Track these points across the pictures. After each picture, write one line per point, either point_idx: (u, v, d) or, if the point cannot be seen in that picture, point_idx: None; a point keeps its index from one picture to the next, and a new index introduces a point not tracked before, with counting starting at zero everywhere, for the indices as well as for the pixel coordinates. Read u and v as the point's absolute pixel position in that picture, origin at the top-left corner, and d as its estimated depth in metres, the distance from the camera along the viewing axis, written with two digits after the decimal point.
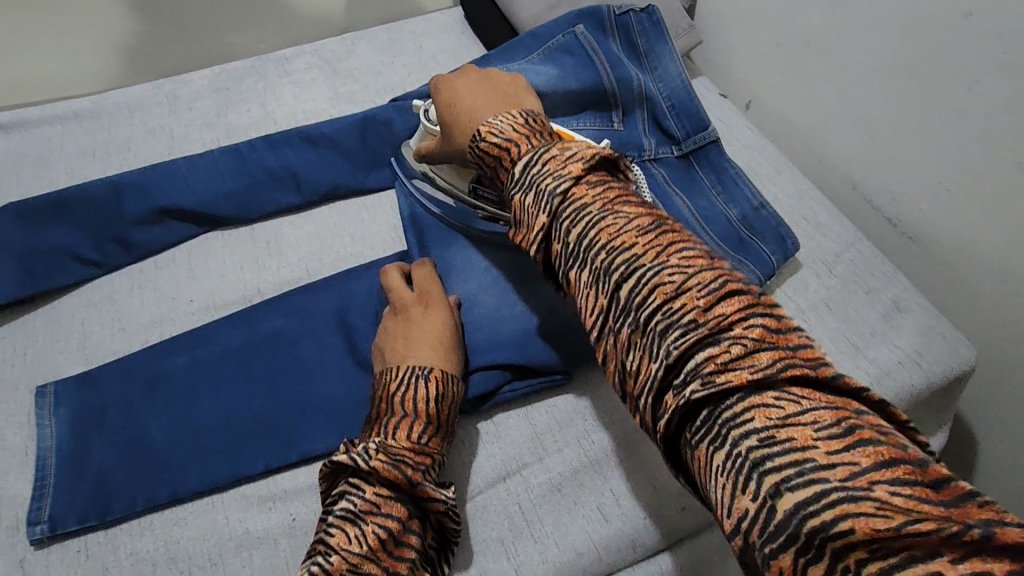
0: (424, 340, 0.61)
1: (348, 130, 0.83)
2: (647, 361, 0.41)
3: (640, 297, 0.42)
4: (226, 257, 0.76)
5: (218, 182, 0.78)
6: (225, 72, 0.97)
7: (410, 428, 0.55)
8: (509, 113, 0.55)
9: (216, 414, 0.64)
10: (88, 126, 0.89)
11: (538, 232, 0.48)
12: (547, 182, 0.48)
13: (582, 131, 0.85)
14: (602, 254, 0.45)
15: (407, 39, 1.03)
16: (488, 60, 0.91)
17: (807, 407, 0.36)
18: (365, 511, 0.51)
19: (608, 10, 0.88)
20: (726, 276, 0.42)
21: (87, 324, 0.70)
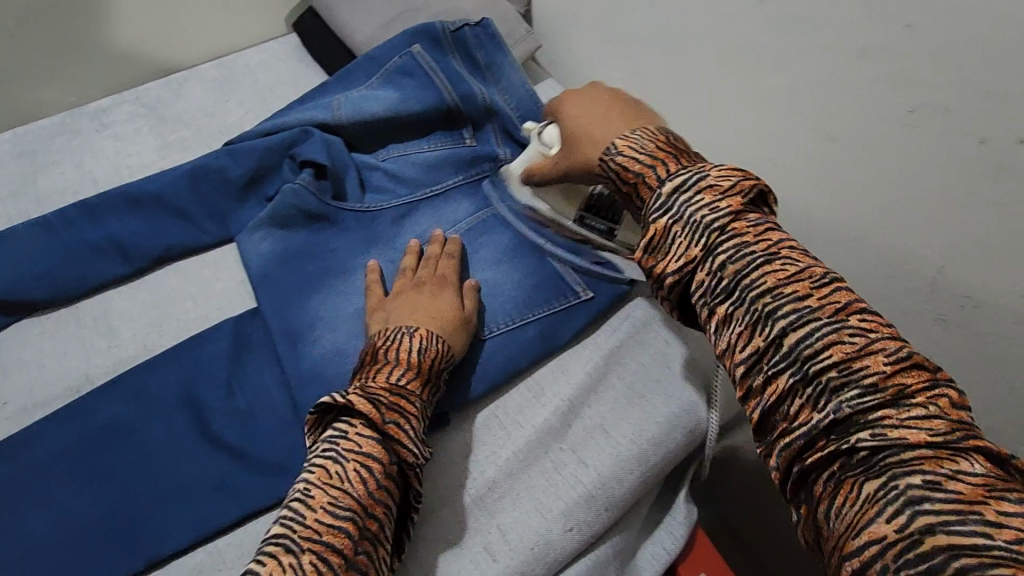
0: (424, 305, 0.65)
1: (176, 184, 0.76)
2: (738, 326, 0.46)
3: (771, 321, 0.45)
4: (47, 345, 0.67)
5: (25, 260, 0.69)
6: (31, 134, 0.86)
7: (391, 372, 0.58)
8: (646, 129, 0.58)
9: (44, 530, 0.57)
10: None
11: (675, 261, 0.50)
12: (704, 215, 0.49)
13: (436, 152, 0.85)
14: (740, 280, 0.47)
15: (242, 75, 0.97)
16: (325, 88, 0.87)
17: (851, 337, 0.43)
18: (349, 450, 0.51)
19: (441, 26, 0.86)
20: (848, 306, 0.44)
21: None
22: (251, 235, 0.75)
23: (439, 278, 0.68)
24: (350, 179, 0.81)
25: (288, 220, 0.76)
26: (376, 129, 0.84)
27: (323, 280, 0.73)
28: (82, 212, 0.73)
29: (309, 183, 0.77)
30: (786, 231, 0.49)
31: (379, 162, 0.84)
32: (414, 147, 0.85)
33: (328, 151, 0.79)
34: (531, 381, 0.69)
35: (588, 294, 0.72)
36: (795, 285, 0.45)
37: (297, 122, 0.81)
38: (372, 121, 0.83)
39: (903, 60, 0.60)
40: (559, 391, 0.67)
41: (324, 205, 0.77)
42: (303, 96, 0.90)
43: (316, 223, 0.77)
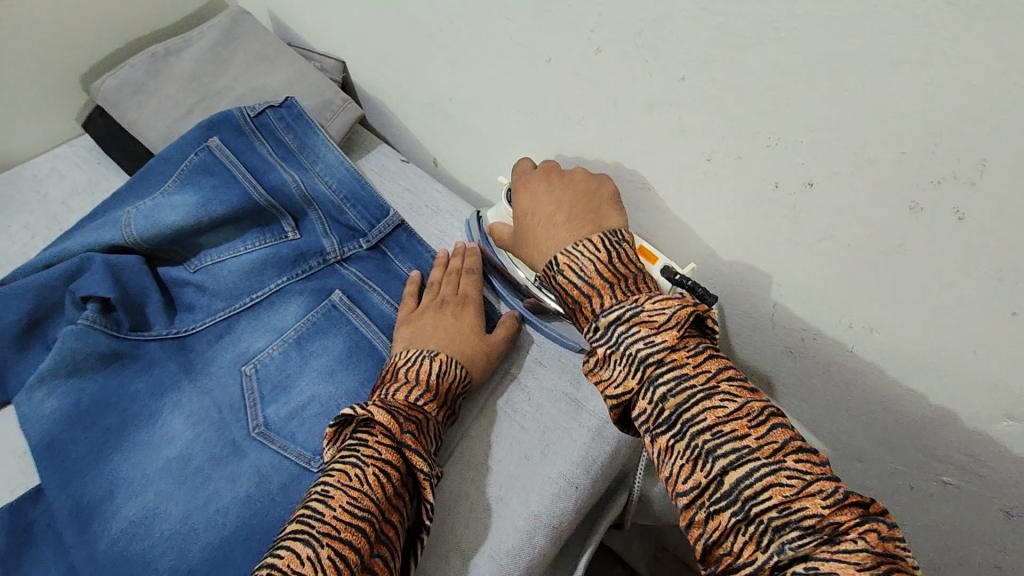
0: (449, 326, 0.68)
1: None
2: (681, 458, 0.47)
3: (710, 459, 0.45)
4: None
5: None
6: None
7: (408, 392, 0.60)
8: (589, 243, 0.58)
9: None
10: None
11: (614, 388, 0.51)
12: (640, 350, 0.50)
13: (253, 253, 0.76)
14: (681, 413, 0.48)
15: (28, 192, 0.86)
16: (111, 202, 0.77)
17: (788, 479, 0.43)
18: (369, 457, 0.52)
19: (239, 113, 0.79)
20: (782, 445, 0.45)
21: None
22: (29, 395, 0.64)
23: (459, 297, 0.71)
24: (152, 305, 0.72)
25: (70, 370, 0.65)
26: (177, 240, 0.74)
27: (123, 434, 0.64)
28: None
29: (95, 321, 0.67)
30: (726, 359, 0.51)
31: (190, 273, 0.75)
32: (230, 250, 0.76)
33: (114, 279, 0.69)
34: None
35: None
36: (733, 422, 0.46)
37: (74, 252, 0.71)
38: (170, 233, 0.73)
39: (688, 113, 0.58)
40: None
41: (117, 343, 0.68)
42: (94, 209, 0.79)
43: (112, 366, 0.67)
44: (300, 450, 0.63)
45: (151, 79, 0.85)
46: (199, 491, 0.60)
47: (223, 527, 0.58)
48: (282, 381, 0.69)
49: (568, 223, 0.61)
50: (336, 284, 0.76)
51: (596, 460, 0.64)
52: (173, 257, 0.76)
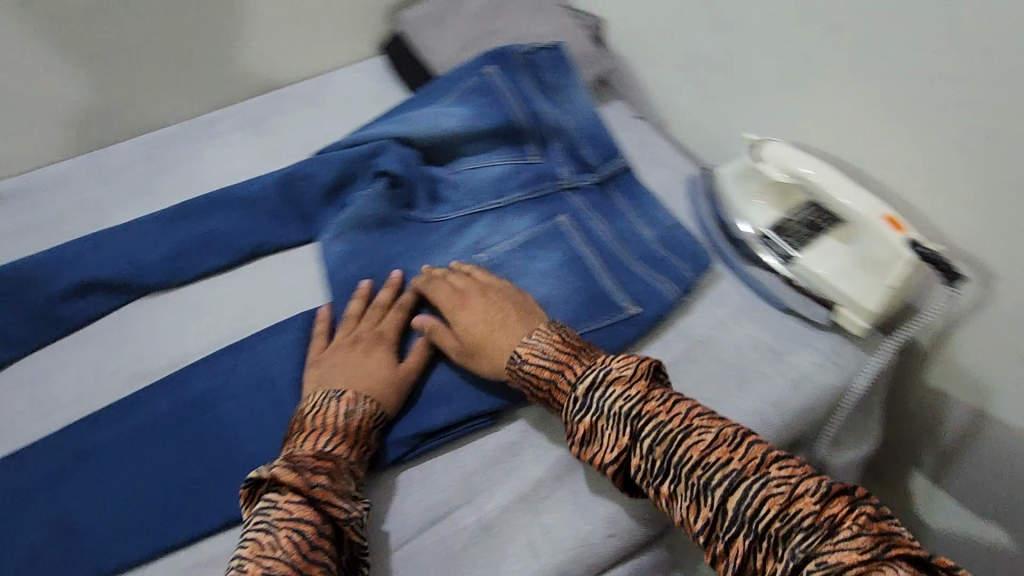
0: (363, 363, 0.69)
1: (269, 188, 0.85)
2: (685, 501, 0.52)
3: (709, 492, 0.51)
4: (155, 326, 0.77)
5: (141, 250, 0.80)
6: (154, 141, 0.98)
7: (317, 439, 0.61)
8: (540, 330, 0.67)
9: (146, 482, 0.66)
10: (16, 203, 0.91)
11: (611, 450, 0.57)
12: (619, 409, 0.57)
13: (502, 167, 0.89)
14: (672, 458, 0.54)
15: (333, 93, 1.07)
16: (404, 102, 0.93)
17: (776, 487, 0.50)
18: (280, 519, 0.53)
19: (514, 49, 0.91)
20: (762, 459, 0.52)
21: (17, 405, 0.72)
22: (329, 236, 0.82)
23: (376, 334, 0.72)
24: (422, 190, 0.86)
25: (359, 225, 0.82)
26: (449, 144, 0.89)
27: (390, 283, 0.79)
28: (190, 211, 0.83)
29: (382, 192, 0.83)
30: (689, 400, 0.58)
31: (451, 173, 0.90)
32: (485, 160, 0.90)
33: (403, 163, 0.85)
34: None
35: (636, 309, 0.74)
36: (715, 452, 0.53)
37: (377, 134, 0.87)
38: (447, 137, 0.88)
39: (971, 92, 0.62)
40: None
41: (392, 213, 0.83)
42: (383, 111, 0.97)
43: (386, 230, 0.82)
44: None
45: (444, 14, 1.01)
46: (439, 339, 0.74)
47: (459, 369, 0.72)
48: (510, 275, 0.79)
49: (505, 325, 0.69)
50: (562, 210, 0.84)
51: (792, 407, 0.68)
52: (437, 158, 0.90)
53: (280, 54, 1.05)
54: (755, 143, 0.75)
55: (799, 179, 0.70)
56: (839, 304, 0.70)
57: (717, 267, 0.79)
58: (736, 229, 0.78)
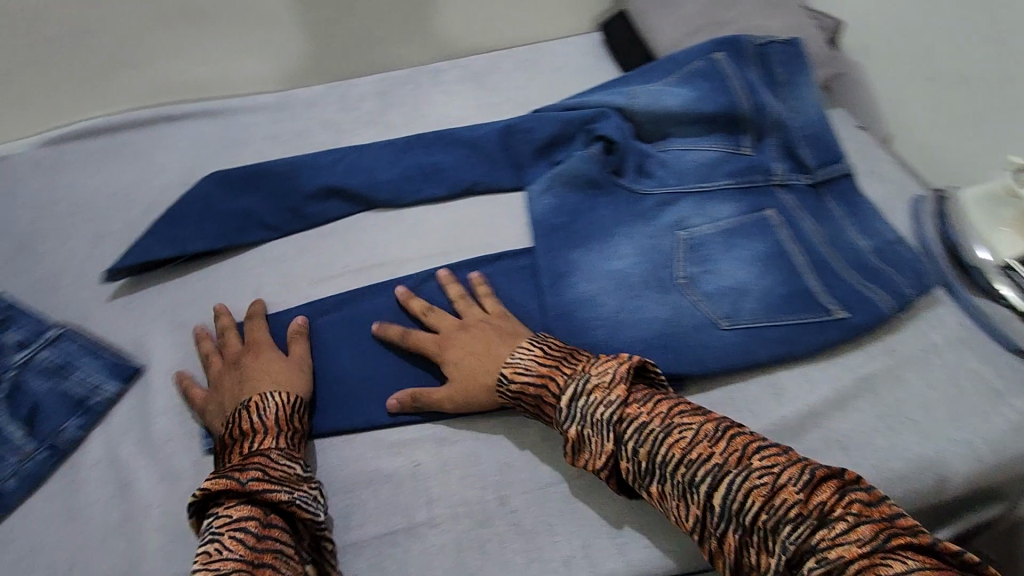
0: (256, 370, 0.69)
1: (494, 135, 0.92)
2: (674, 500, 0.55)
3: (695, 490, 0.54)
4: (380, 235, 0.87)
5: (377, 169, 0.90)
6: (389, 80, 1.10)
7: (251, 443, 0.62)
8: (522, 348, 0.67)
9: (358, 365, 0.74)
10: (276, 114, 1.07)
11: (598, 456, 0.59)
12: (600, 416, 0.59)
13: (711, 153, 0.89)
14: (655, 458, 0.56)
15: (548, 60, 1.12)
16: (626, 78, 0.96)
17: (760, 478, 0.52)
18: (222, 525, 0.54)
19: (749, 40, 0.91)
20: (743, 453, 0.54)
21: (265, 278, 0.84)
22: (539, 187, 0.88)
23: (246, 346, 0.73)
24: (633, 160, 0.89)
25: (569, 181, 0.87)
26: (664, 121, 0.91)
27: (592, 240, 0.83)
28: (422, 143, 0.92)
29: (597, 155, 0.87)
30: (668, 397, 0.60)
31: (658, 151, 0.91)
32: (694, 144, 0.90)
33: (621, 131, 0.89)
34: (774, 378, 0.71)
35: (842, 315, 0.72)
36: (697, 448, 0.55)
37: (599, 104, 0.92)
38: (665, 114, 0.90)
39: None
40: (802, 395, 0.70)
41: (601, 175, 0.87)
42: (600, 84, 1.01)
43: (593, 191, 0.86)
44: (715, 309, 0.74)
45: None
46: (633, 299, 0.77)
47: (647, 332, 0.74)
48: (708, 256, 0.79)
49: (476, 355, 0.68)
50: (770, 205, 0.83)
51: (1006, 449, 0.65)
52: (648, 134, 0.92)
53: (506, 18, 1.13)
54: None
55: None
56: None
57: (936, 291, 0.75)
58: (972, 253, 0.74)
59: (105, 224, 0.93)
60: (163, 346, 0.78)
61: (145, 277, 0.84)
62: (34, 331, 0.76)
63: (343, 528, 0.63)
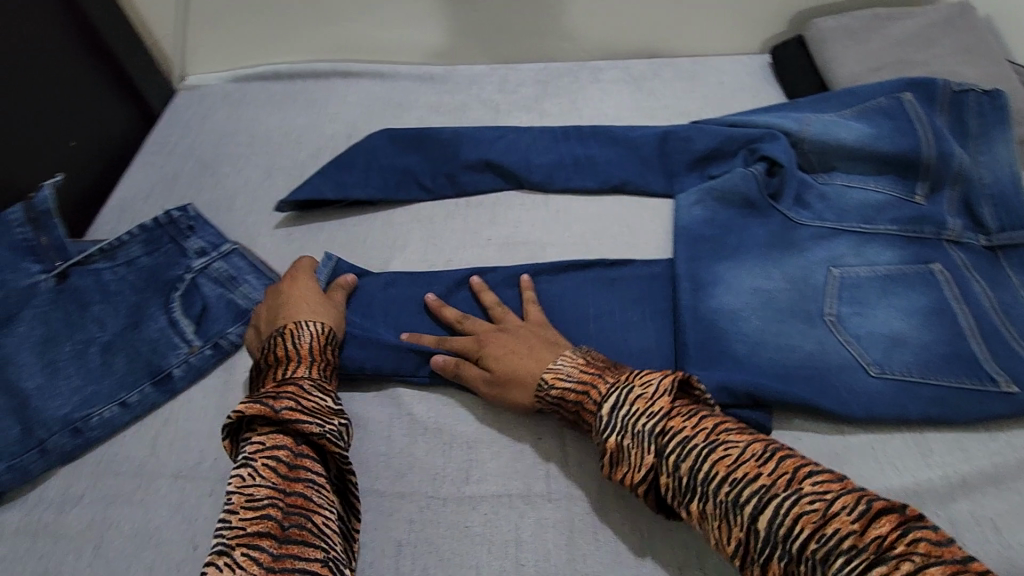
0: (298, 301, 0.73)
1: (651, 139, 0.93)
2: (714, 521, 0.51)
3: (736, 511, 0.50)
4: (525, 215, 0.90)
5: (532, 152, 0.93)
6: (550, 72, 1.14)
7: (284, 370, 0.65)
8: (565, 354, 0.67)
9: None
10: (440, 87, 1.13)
11: (636, 468, 0.57)
12: (640, 427, 0.57)
13: (879, 194, 0.84)
14: (695, 474, 0.53)
15: (710, 74, 1.11)
16: (798, 104, 0.94)
17: (810, 504, 0.47)
18: (253, 450, 0.57)
19: (944, 85, 0.86)
20: (792, 475, 0.49)
21: (413, 234, 0.88)
22: (690, 198, 0.87)
23: (289, 276, 0.77)
24: (795, 187, 0.86)
25: (724, 197, 0.86)
26: (834, 153, 0.87)
27: (740, 258, 0.81)
28: (578, 134, 0.95)
29: (759, 175, 0.85)
30: (717, 414, 0.57)
31: (819, 182, 0.87)
32: (861, 182, 0.86)
33: (789, 156, 0.86)
34: (922, 439, 0.68)
35: (1010, 390, 0.68)
36: (743, 467, 0.51)
37: (768, 126, 0.90)
38: (837, 145, 0.87)
39: None
40: (951, 462, 0.66)
41: (759, 196, 0.85)
42: (766, 107, 0.99)
43: (747, 210, 0.85)
44: (865, 354, 0.72)
45: (870, 31, 0.99)
46: (776, 326, 0.75)
47: (785, 361, 0.72)
48: (862, 299, 0.76)
49: (523, 357, 0.69)
50: (939, 258, 0.78)
51: None
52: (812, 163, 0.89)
53: (677, 25, 1.12)
54: None
55: None
56: None
57: None
58: None
59: (276, 159, 1.02)
60: None
61: (308, 212, 0.92)
62: (212, 243, 0.84)
63: (463, 480, 0.66)
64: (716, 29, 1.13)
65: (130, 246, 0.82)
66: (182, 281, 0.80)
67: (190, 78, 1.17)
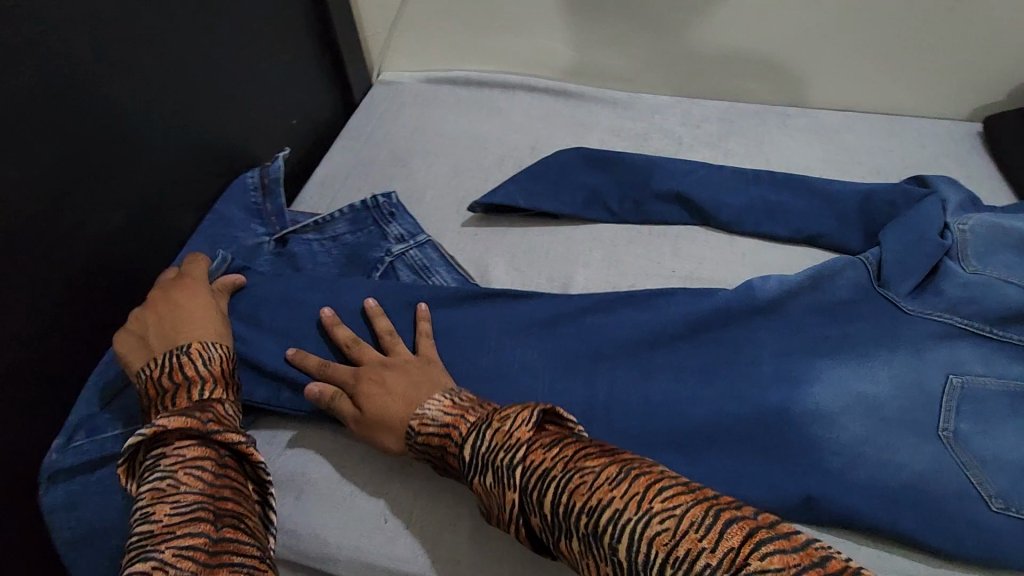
0: (197, 317, 0.71)
1: (853, 195, 0.89)
2: (583, 558, 0.49)
3: (599, 542, 0.48)
4: (710, 252, 0.89)
5: (723, 191, 0.92)
6: (735, 110, 1.13)
7: (187, 389, 0.63)
8: (433, 397, 0.65)
9: (675, 364, 0.77)
10: (622, 110, 1.14)
11: (508, 509, 0.55)
12: (499, 464, 0.55)
13: None
14: (557, 509, 0.51)
15: (910, 135, 1.06)
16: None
17: (662, 524, 0.46)
18: (172, 465, 0.56)
19: None
20: (644, 495, 0.48)
21: (594, 253, 0.90)
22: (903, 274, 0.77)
23: (187, 284, 0.74)
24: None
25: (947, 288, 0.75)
26: None
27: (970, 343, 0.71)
28: (773, 180, 0.93)
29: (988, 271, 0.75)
30: (576, 439, 0.55)
31: None
32: None
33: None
34: None
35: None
36: (597, 494, 0.49)
37: (922, 212, 0.82)
38: None
39: None
40: None
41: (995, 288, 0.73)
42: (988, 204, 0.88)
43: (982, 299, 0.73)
44: (988, 483, 0.64)
45: None
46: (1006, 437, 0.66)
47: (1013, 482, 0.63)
48: (988, 416, 0.67)
49: (398, 398, 0.67)
50: None
51: None
52: (963, 253, 0.78)
53: (882, 78, 1.07)
54: None
55: None
56: None
57: None
58: None
59: (462, 159, 1.07)
60: (504, 281, 0.87)
61: (494, 216, 0.95)
62: (410, 231, 0.89)
63: None
64: (923, 89, 1.07)
65: (338, 223, 0.89)
66: (381, 263, 0.86)
67: (385, 73, 1.26)
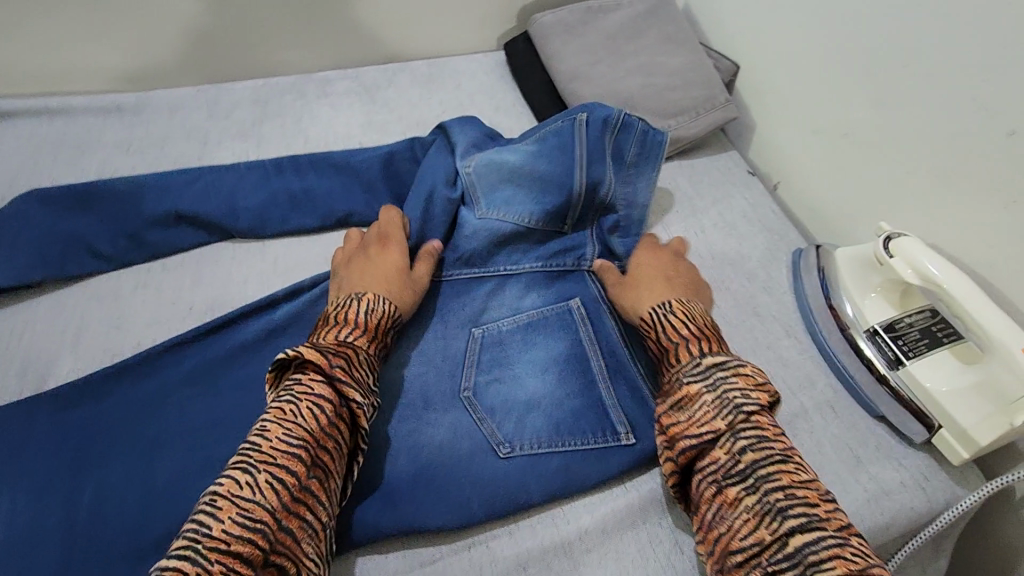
0: (377, 268, 0.69)
1: (370, 160, 0.84)
2: (746, 512, 0.50)
3: (779, 517, 0.49)
4: (238, 269, 0.78)
5: (237, 196, 0.80)
6: (270, 86, 1.00)
7: (341, 330, 0.61)
8: (693, 304, 0.67)
9: (178, 425, 0.64)
10: (131, 117, 0.93)
11: (699, 425, 0.55)
12: (756, 415, 0.55)
13: (529, 221, 0.77)
14: (756, 468, 0.52)
15: (448, 77, 1.05)
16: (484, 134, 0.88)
17: (854, 554, 0.46)
18: (301, 394, 0.54)
19: (614, 108, 0.81)
20: (848, 526, 0.49)
21: (88, 318, 0.72)
22: None
23: (381, 237, 0.73)
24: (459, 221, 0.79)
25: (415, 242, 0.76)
26: (500, 176, 0.79)
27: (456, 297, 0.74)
28: (293, 166, 0.83)
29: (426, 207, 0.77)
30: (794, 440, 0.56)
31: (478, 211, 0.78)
32: (516, 205, 0.78)
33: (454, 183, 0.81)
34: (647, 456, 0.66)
35: (629, 441, 0.65)
36: (807, 490, 0.50)
37: (428, 165, 0.81)
38: (498, 167, 0.80)
39: None
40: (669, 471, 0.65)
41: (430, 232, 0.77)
42: (472, 121, 0.89)
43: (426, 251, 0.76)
44: (493, 430, 0.64)
45: (584, 26, 0.99)
46: (494, 375, 0.69)
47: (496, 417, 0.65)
48: (503, 361, 0.70)
49: (653, 289, 0.70)
50: (579, 293, 0.75)
51: (863, 523, 0.62)
52: (474, 197, 0.79)
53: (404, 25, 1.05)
54: (887, 234, 0.68)
55: (927, 282, 0.63)
56: (940, 423, 0.64)
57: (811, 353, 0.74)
58: (841, 314, 0.73)
59: None
60: None
61: None
62: None
63: None
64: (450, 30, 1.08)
65: None
66: None
67: None
